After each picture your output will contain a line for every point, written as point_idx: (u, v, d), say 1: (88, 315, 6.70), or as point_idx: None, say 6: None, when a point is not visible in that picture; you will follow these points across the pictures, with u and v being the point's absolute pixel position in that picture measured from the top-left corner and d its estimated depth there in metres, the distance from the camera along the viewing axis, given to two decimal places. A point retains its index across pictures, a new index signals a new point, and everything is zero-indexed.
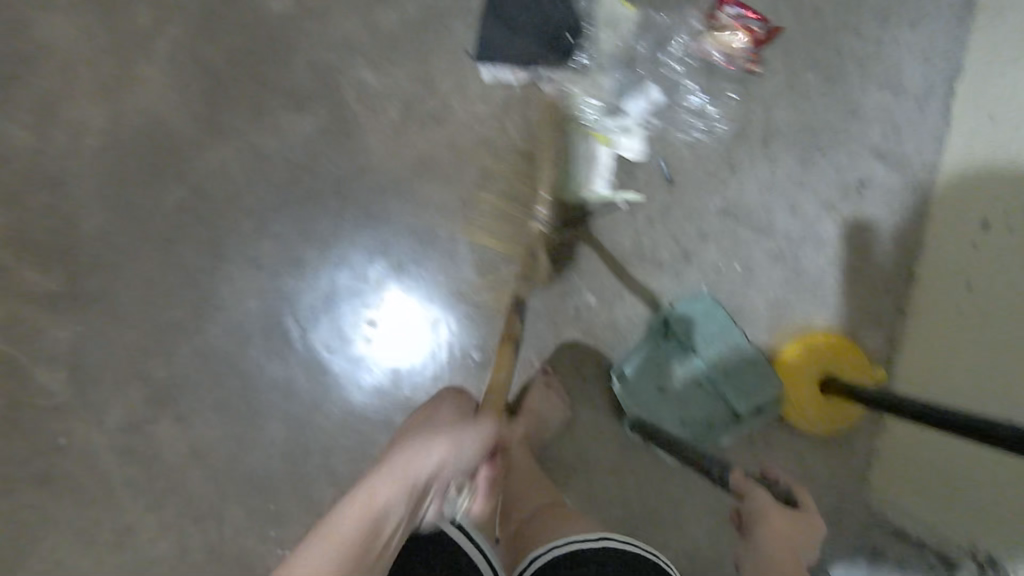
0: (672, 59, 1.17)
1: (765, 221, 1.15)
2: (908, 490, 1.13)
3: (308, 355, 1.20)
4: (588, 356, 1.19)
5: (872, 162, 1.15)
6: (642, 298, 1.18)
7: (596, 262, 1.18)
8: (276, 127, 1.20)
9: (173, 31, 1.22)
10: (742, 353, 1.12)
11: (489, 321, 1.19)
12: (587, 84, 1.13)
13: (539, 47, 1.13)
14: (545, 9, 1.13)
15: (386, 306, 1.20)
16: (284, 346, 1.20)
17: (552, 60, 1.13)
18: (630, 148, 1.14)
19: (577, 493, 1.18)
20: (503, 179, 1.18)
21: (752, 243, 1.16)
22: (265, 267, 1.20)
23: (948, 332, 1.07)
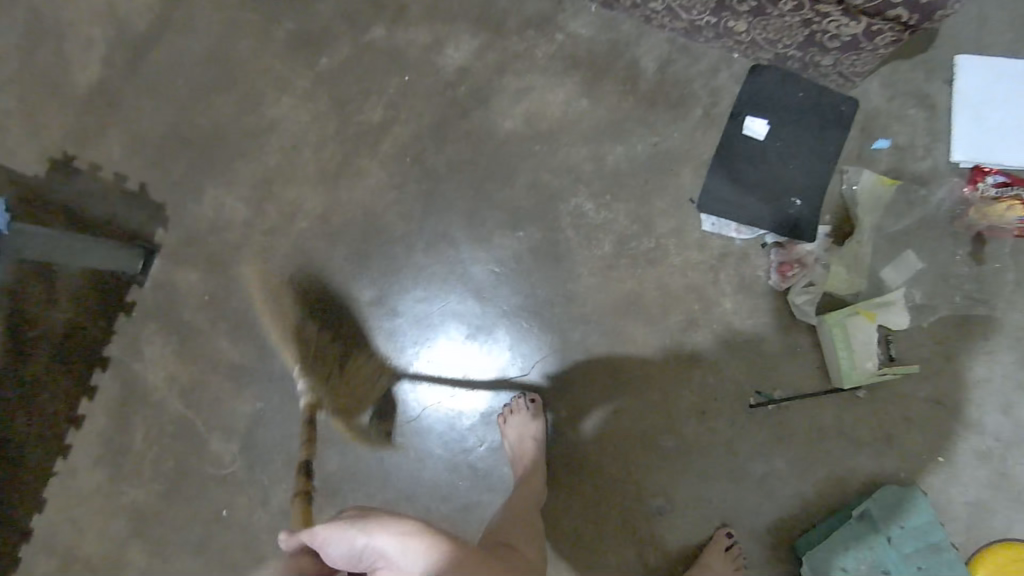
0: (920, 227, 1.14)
1: (975, 419, 1.11)
2: None
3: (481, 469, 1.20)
4: (767, 527, 1.13)
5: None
6: (835, 474, 1.13)
7: (791, 429, 1.14)
8: (486, 240, 1.22)
9: (400, 132, 1.25)
10: (943, 554, 1.06)
11: (669, 469, 1.16)
12: (827, 258, 1.14)
13: (771, 210, 1.16)
14: (780, 173, 1.17)
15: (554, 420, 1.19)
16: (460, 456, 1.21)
17: (785, 224, 1.15)
18: (895, 319, 1.10)
19: None
20: (706, 331, 1.17)
21: (959, 439, 1.11)
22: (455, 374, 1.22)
23: None
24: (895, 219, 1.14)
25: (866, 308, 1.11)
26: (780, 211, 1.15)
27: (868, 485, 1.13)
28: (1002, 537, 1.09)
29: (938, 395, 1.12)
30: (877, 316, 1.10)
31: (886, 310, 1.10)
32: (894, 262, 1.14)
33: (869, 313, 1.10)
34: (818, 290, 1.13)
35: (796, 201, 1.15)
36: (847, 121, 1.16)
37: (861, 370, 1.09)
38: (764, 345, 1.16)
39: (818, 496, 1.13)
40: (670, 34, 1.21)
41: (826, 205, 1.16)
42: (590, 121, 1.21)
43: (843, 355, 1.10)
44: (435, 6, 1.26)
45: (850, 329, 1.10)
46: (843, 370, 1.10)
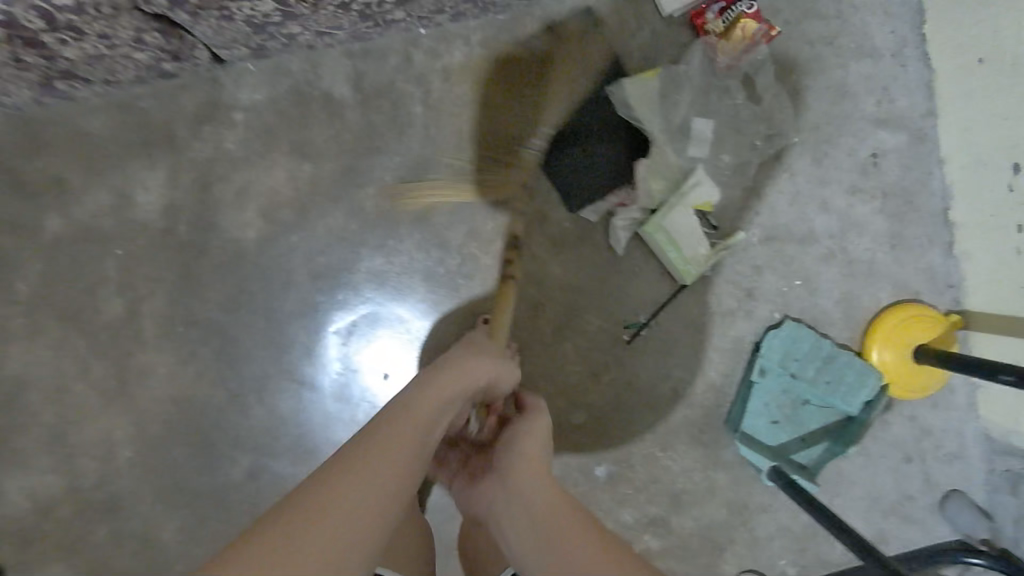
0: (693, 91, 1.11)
1: (806, 230, 1.16)
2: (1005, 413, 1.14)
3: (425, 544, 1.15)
4: (703, 430, 1.16)
5: (874, 130, 1.15)
6: (728, 348, 1.16)
7: (674, 338, 1.15)
8: (308, 350, 1.12)
9: (153, 307, 1.10)
10: (836, 359, 1.15)
11: (598, 437, 1.15)
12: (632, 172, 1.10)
13: (550, 164, 1.10)
14: (536, 116, 1.11)
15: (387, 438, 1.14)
16: None
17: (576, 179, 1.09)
18: (708, 193, 1.09)
19: (744, 548, 1.18)
20: (554, 301, 1.13)
21: (803, 255, 1.16)
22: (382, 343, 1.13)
23: (991, 264, 1.09)
24: (676, 97, 1.11)
25: (681, 197, 1.08)
26: (566, 168, 1.09)
27: (756, 342, 1.16)
28: (874, 313, 1.17)
29: (767, 229, 1.15)
30: (693, 197, 1.08)
31: (698, 188, 1.08)
32: (691, 137, 1.10)
33: (687, 198, 1.08)
34: (637, 207, 1.10)
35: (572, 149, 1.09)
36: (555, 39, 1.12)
37: (695, 256, 1.09)
38: (607, 283, 1.13)
39: (727, 376, 1.16)
40: (341, 49, 1.08)
41: (609, 128, 1.10)
42: (325, 180, 1.10)
43: (676, 253, 1.09)
44: (90, 161, 1.07)
45: (670, 225, 1.08)
46: (680, 266, 1.10)
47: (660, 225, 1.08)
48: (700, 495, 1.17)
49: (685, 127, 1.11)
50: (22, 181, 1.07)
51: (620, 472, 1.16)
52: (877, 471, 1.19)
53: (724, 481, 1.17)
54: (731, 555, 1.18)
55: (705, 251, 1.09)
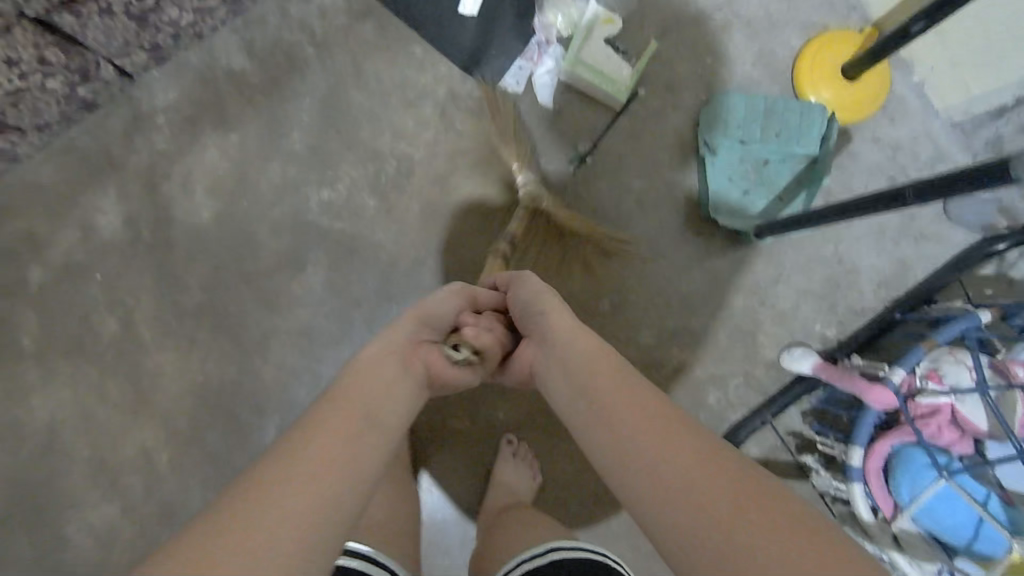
0: None
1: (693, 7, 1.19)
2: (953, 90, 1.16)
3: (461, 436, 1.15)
4: (683, 226, 1.17)
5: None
6: (673, 144, 1.18)
7: (619, 155, 1.18)
8: (292, 298, 1.16)
9: (144, 312, 1.16)
10: (776, 108, 1.16)
11: (587, 272, 1.15)
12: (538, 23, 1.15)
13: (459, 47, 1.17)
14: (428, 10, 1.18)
15: None
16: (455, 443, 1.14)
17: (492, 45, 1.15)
18: (607, 18, 1.16)
19: (775, 322, 1.15)
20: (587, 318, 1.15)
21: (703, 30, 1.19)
22: (355, 266, 1.17)
23: None
24: None
25: (586, 31, 1.15)
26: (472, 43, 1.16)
27: (695, 125, 1.18)
28: (795, 57, 1.20)
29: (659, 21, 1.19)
30: (597, 26, 1.16)
31: (595, 16, 1.16)
32: None
33: (592, 30, 1.15)
34: (550, 52, 1.15)
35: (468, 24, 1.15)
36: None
37: (622, 78, 1.15)
38: (535, 131, 1.18)
39: (682, 168, 1.18)
40: (225, 28, 1.19)
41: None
42: (254, 143, 1.18)
43: (603, 82, 1.15)
44: (52, 206, 1.17)
45: (590, 57, 1.15)
46: (609, 92, 1.15)
47: (576, 54, 1.14)
48: (709, 289, 1.16)
49: None
50: None
51: (624, 297, 1.15)
52: None
53: (724, 264, 1.16)
54: (766, 335, 1.15)
55: (628, 71, 1.16)
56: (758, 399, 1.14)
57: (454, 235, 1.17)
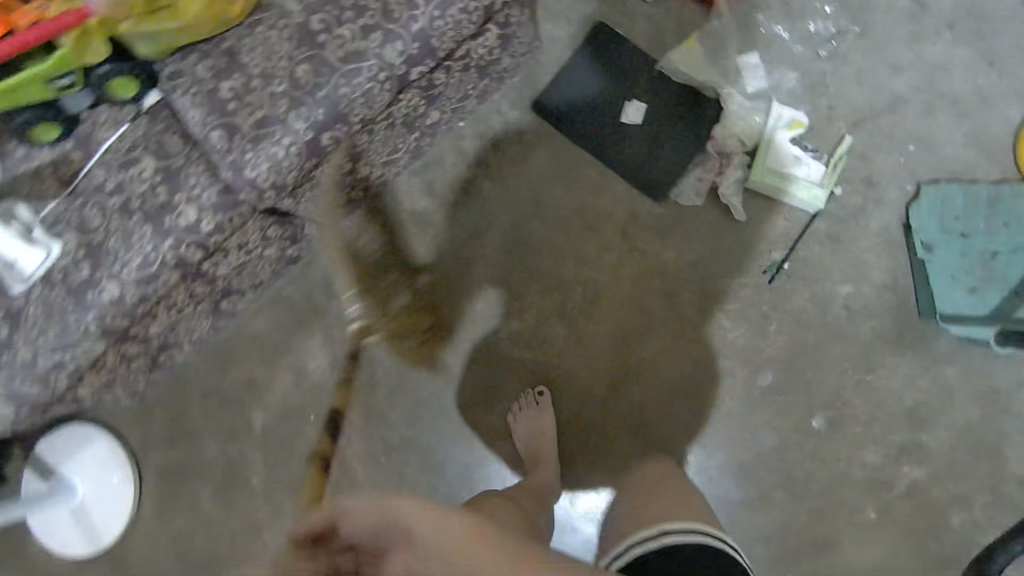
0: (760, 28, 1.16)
1: (885, 97, 1.13)
2: None
3: None
4: (901, 330, 1.08)
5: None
6: (880, 242, 1.10)
7: (820, 259, 1.11)
8: (493, 428, 1.19)
9: (356, 449, 1.22)
10: (999, 195, 1.08)
11: (797, 387, 1.10)
12: (720, 134, 1.14)
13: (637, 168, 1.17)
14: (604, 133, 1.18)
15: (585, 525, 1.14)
16: None
17: (664, 163, 1.16)
18: (794, 124, 1.12)
19: (1020, 429, 1.05)
20: (596, 265, 1.18)
21: (899, 119, 1.12)
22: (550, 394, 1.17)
23: None
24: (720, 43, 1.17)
25: (771, 140, 1.12)
26: (649, 166, 1.16)
27: (904, 223, 1.10)
28: (1011, 134, 1.10)
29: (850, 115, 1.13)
30: (784, 133, 1.12)
31: (782, 123, 1.12)
32: (748, 75, 1.15)
33: (779, 138, 1.12)
34: (734, 167, 1.13)
35: (641, 146, 1.17)
36: (575, 59, 1.20)
37: (817, 186, 1.11)
38: (725, 241, 1.14)
39: (893, 270, 1.10)
40: (408, 170, 1.23)
41: (688, 116, 1.16)
42: (443, 279, 1.22)
43: (795, 192, 1.11)
44: (264, 353, 1.26)
45: (779, 168, 1.11)
46: (804, 202, 1.11)
47: (763, 167, 1.12)
48: (938, 399, 1.07)
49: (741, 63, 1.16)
50: (222, 395, 1.26)
51: (839, 411, 1.09)
52: None
53: (953, 371, 1.07)
54: (1011, 444, 1.05)
55: (821, 177, 1.11)
56: (1009, 518, 1.04)
57: (648, 356, 1.15)
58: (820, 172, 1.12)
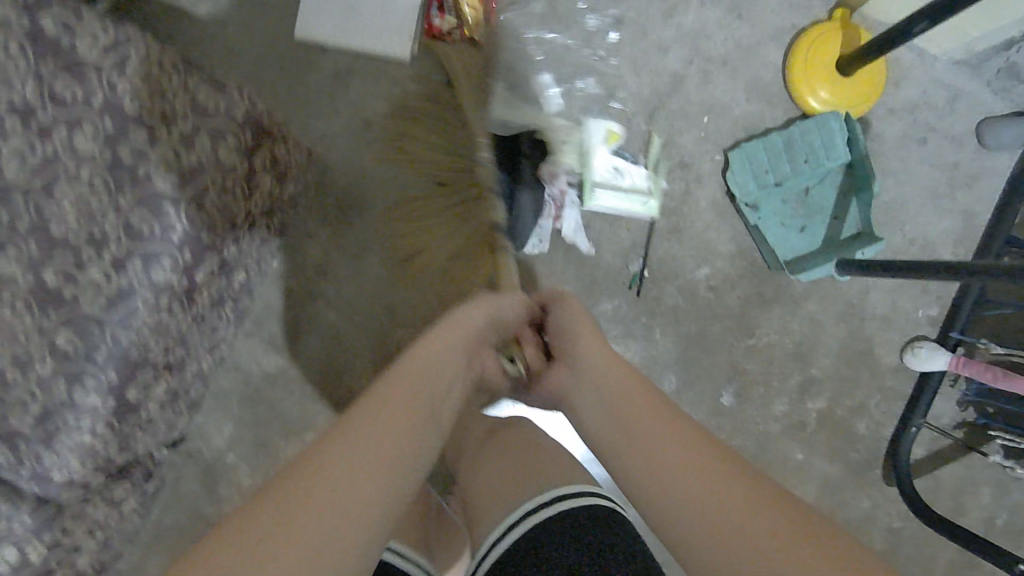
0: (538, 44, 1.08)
1: (662, 80, 1.17)
2: (947, 33, 1.12)
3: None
4: (762, 288, 1.16)
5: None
6: (715, 217, 1.16)
7: (671, 253, 1.15)
8: None
9: None
10: (792, 136, 1.13)
11: (700, 375, 1.15)
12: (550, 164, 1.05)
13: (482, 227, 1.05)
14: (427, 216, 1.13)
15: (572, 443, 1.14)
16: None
17: (506, 214, 1.03)
18: (605, 131, 1.08)
19: (882, 327, 1.17)
20: (397, 270, 1.13)
21: (682, 96, 1.17)
22: None
23: None
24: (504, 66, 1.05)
25: (589, 152, 1.08)
26: (493, 221, 1.05)
27: (726, 193, 1.15)
28: (780, 71, 1.17)
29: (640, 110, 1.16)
30: (602, 139, 1.08)
31: (595, 131, 1.08)
32: (545, 92, 1.05)
33: (596, 148, 1.08)
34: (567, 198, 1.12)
35: (478, 197, 1.06)
36: (369, 155, 1.15)
37: (645, 186, 1.13)
38: (584, 272, 1.14)
39: (735, 237, 1.15)
40: (241, 332, 1.10)
41: (511, 154, 1.02)
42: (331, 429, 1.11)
43: (631, 198, 1.12)
44: None
45: (607, 181, 1.11)
46: (640, 208, 1.13)
47: (592, 187, 1.11)
48: (812, 331, 1.16)
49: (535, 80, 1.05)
50: None
51: (741, 380, 1.16)
52: (911, 173, 1.17)
53: (813, 302, 1.16)
54: (879, 344, 1.17)
55: (645, 178, 1.13)
56: (902, 404, 1.17)
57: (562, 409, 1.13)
58: (642, 171, 1.13)
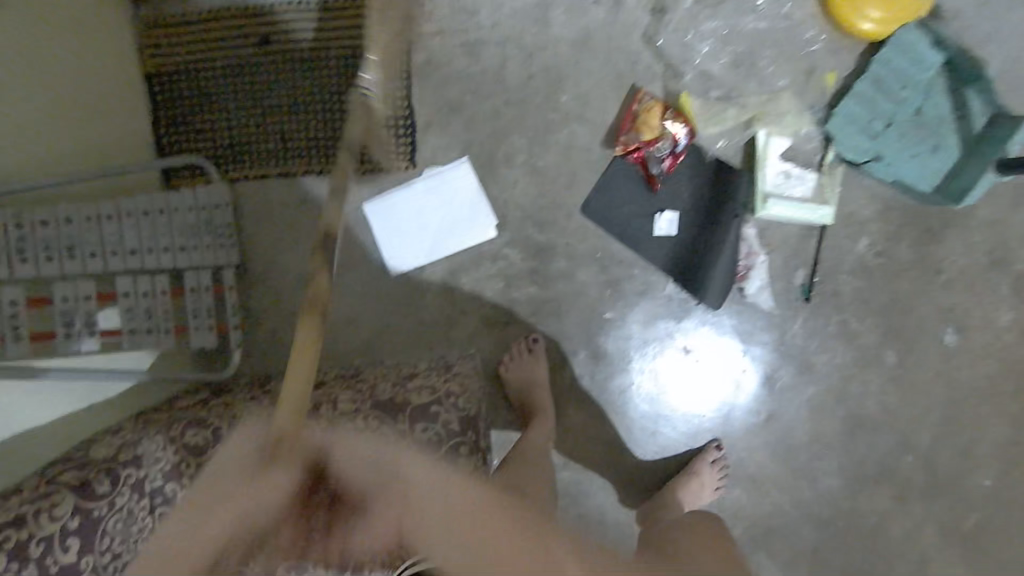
0: (679, 52, 1.11)
1: (754, 73, 1.10)
2: None
3: (992, 528, 1.12)
4: (927, 223, 1.11)
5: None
6: (845, 188, 1.11)
7: (826, 244, 1.11)
8: None
9: None
10: (875, 73, 1.07)
11: (912, 332, 1.12)
12: (715, 172, 1.10)
13: (669, 266, 1.11)
14: (594, 349, 1.12)
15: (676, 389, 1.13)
16: (996, 535, 1.12)
17: (686, 252, 1.10)
18: (804, 124, 1.10)
19: None
20: (599, 397, 1.13)
21: (764, 83, 1.10)
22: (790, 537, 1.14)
23: None
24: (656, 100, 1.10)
25: (773, 143, 1.09)
26: (677, 263, 1.11)
27: (841, 162, 1.10)
28: (822, 14, 1.09)
29: (760, 105, 1.10)
30: (779, 129, 1.10)
31: (779, 121, 1.10)
32: (708, 100, 1.11)
33: (777, 138, 1.09)
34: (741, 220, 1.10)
35: (670, 245, 1.11)
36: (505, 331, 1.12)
37: (813, 184, 1.10)
38: (760, 308, 1.12)
39: (874, 195, 1.11)
40: None
41: (714, 188, 1.10)
42: None
43: (805, 200, 1.09)
44: None
45: (781, 178, 1.09)
46: (814, 213, 1.08)
47: (765, 197, 1.08)
48: (998, 231, 1.11)
49: (707, 86, 1.11)
50: None
51: (954, 315, 1.12)
52: (1009, 31, 1.08)
53: (980, 206, 1.11)
54: None
55: (814, 177, 1.10)
56: None
57: (810, 435, 1.13)
58: (824, 164, 1.10)
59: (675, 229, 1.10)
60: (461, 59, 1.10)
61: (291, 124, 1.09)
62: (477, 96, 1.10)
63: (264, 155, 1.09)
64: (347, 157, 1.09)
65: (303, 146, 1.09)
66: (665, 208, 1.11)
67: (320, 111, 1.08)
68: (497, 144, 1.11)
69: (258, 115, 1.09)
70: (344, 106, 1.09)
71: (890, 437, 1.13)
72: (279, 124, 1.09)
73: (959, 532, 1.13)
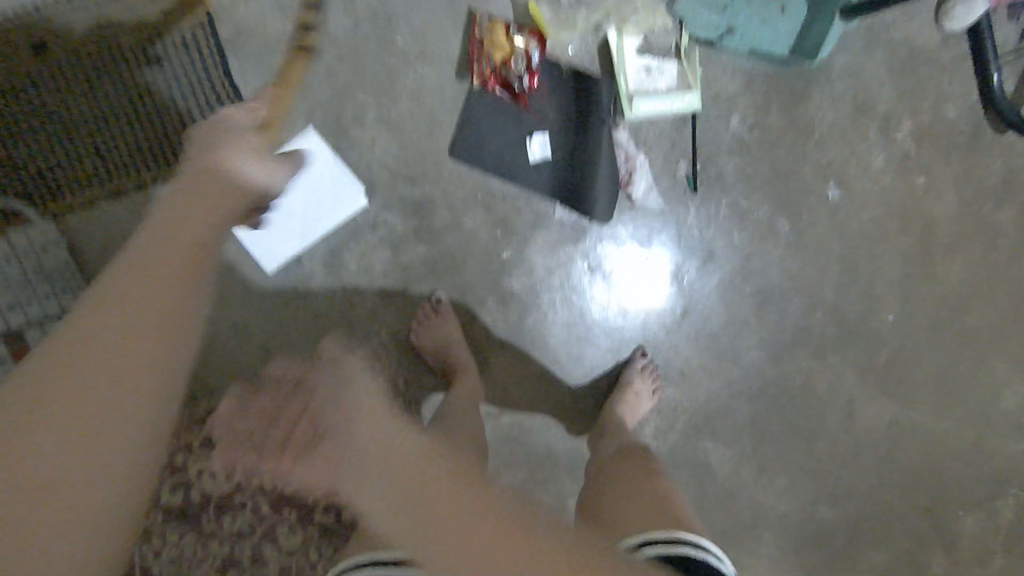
0: None
1: None
2: None
3: (900, 358, 1.20)
4: (791, 86, 1.11)
5: None
6: (707, 69, 1.09)
7: (700, 130, 1.10)
8: (737, 485, 1.20)
9: None
10: None
11: (798, 196, 1.14)
12: (578, 80, 1.05)
13: (552, 189, 1.07)
14: (501, 293, 1.10)
15: (588, 309, 1.13)
16: (905, 363, 1.20)
17: (566, 171, 1.07)
18: (656, 12, 1.06)
19: (904, 23, 1.12)
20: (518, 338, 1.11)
21: None
22: (727, 417, 1.18)
23: None
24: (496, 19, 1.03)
25: (628, 38, 1.05)
26: (559, 184, 1.07)
27: (697, 41, 1.07)
28: None
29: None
30: (631, 20, 1.05)
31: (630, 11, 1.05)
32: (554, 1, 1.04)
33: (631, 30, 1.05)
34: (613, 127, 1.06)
35: (549, 167, 1.07)
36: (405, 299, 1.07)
37: (677, 72, 1.06)
38: (652, 210, 1.11)
39: (736, 70, 1.09)
40: None
41: (579, 99, 1.06)
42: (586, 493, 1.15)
43: (671, 89, 1.06)
44: None
45: (644, 72, 1.05)
46: (682, 103, 1.06)
47: (631, 97, 1.05)
48: (857, 79, 1.12)
49: None
50: None
51: (832, 171, 1.14)
52: None
53: (836, 57, 1.11)
54: (913, 39, 1.12)
55: (677, 64, 1.06)
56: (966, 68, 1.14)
57: (724, 319, 1.16)
58: (683, 49, 1.06)
59: (549, 151, 1.06)
60: (277, 20, 0.99)
61: (102, 136, 0.96)
62: (306, 58, 1.00)
63: (81, 179, 0.96)
64: (172, 158, 0.98)
65: (124, 157, 0.97)
66: (535, 132, 1.06)
67: (133, 114, 0.96)
68: (341, 105, 1.02)
69: (58, 135, 0.95)
70: (159, 102, 0.96)
71: (797, 301, 1.17)
72: (88, 139, 0.96)
73: (873, 370, 1.20)
